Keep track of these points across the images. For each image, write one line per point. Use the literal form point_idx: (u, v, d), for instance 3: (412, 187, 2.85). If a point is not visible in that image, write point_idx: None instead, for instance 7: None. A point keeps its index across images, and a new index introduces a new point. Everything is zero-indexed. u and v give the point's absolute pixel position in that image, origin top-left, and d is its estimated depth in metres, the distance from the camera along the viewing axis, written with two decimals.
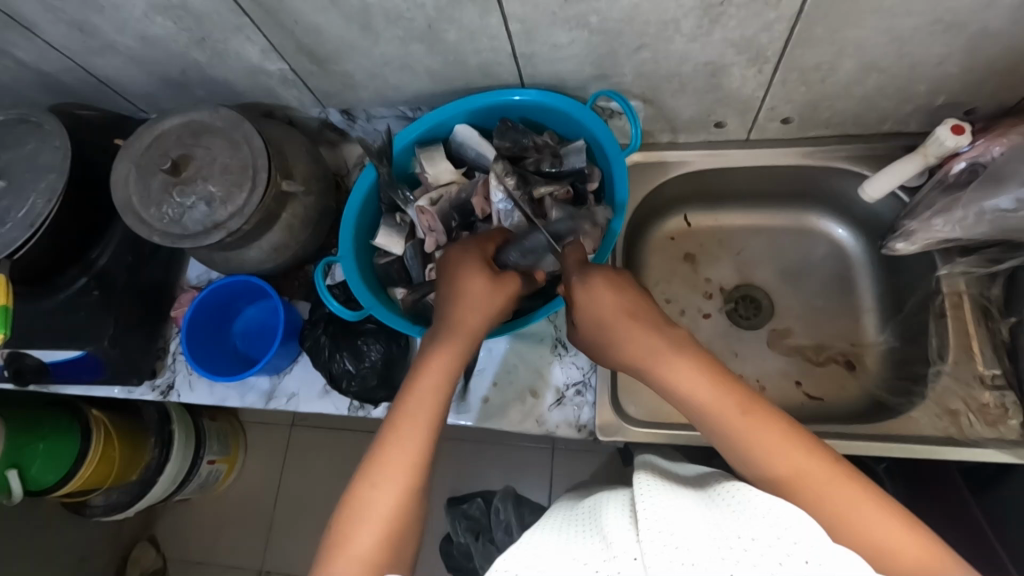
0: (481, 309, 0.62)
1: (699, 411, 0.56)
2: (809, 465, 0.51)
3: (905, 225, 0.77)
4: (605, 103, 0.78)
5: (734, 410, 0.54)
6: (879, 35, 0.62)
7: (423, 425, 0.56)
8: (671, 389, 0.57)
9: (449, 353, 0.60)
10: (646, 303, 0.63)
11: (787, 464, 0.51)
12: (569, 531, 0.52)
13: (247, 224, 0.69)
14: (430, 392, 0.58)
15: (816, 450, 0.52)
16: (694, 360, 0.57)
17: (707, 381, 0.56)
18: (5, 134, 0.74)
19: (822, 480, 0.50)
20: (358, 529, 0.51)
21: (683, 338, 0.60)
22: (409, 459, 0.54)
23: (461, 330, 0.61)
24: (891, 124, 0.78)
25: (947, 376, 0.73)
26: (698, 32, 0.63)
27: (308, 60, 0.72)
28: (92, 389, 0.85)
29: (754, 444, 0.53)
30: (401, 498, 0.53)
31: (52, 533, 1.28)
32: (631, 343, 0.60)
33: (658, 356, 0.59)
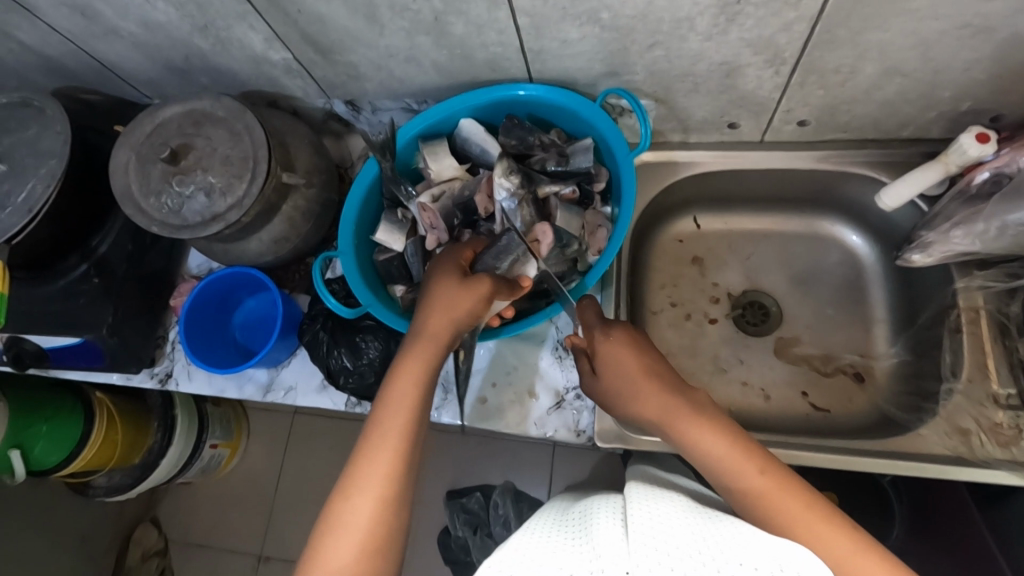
0: (454, 315, 0.61)
1: (717, 470, 0.55)
2: (824, 531, 0.49)
3: (922, 237, 0.74)
4: (616, 100, 0.76)
5: (752, 471, 0.53)
6: (904, 38, 0.60)
7: (399, 431, 0.55)
8: (692, 451, 0.57)
9: (420, 355, 0.59)
10: (665, 366, 0.64)
11: (802, 526, 0.50)
12: (555, 538, 0.50)
13: (247, 217, 0.68)
14: (403, 396, 0.57)
15: (833, 514, 0.50)
16: (713, 421, 0.57)
17: (726, 441, 0.55)
18: (7, 118, 0.73)
19: (838, 548, 0.48)
20: (334, 541, 0.50)
21: (703, 401, 0.60)
22: (384, 467, 0.53)
23: (427, 333, 0.60)
24: (912, 130, 0.75)
25: (959, 395, 0.71)
26: (713, 31, 0.61)
27: (312, 50, 0.71)
28: (91, 375, 0.85)
29: (770, 505, 0.51)
30: (378, 507, 0.51)
31: (54, 512, 1.30)
32: (653, 402, 0.61)
33: (678, 415, 0.59)
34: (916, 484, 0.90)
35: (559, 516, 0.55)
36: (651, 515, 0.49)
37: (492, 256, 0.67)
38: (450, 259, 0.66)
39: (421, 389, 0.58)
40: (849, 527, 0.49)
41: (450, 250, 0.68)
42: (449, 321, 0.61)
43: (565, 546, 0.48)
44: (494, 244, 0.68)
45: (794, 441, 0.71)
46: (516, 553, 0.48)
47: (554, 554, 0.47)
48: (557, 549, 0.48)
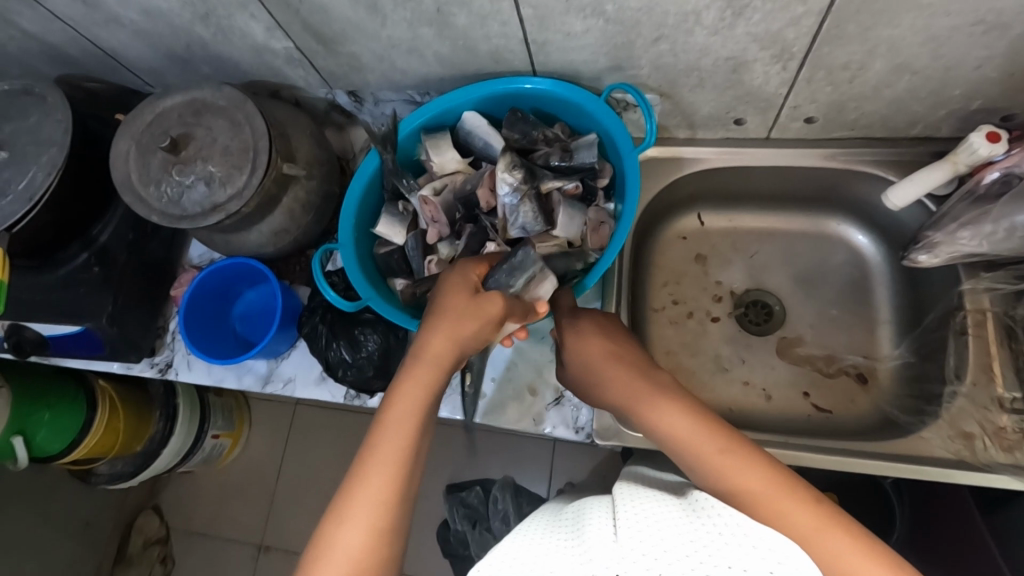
0: (460, 341, 0.59)
1: (679, 448, 0.55)
2: (786, 505, 0.49)
3: (928, 236, 0.73)
4: (621, 95, 0.75)
5: (714, 449, 0.53)
6: (915, 34, 0.59)
7: (397, 460, 0.53)
8: (655, 432, 0.57)
9: (421, 381, 0.57)
10: (634, 347, 0.65)
11: (765, 501, 0.49)
12: (549, 541, 0.49)
13: (247, 208, 0.68)
14: (401, 426, 0.55)
15: (793, 485, 0.50)
16: (676, 400, 0.58)
17: (687, 420, 0.56)
18: (8, 105, 0.73)
19: (800, 522, 0.48)
20: (325, 569, 0.49)
21: (667, 381, 0.60)
22: (379, 497, 0.52)
23: (428, 356, 0.58)
24: (921, 128, 0.74)
25: (962, 398, 0.70)
26: (720, 25, 0.60)
27: (313, 40, 0.70)
28: (92, 363, 0.85)
29: (727, 477, 0.51)
30: (373, 535, 0.50)
31: (57, 498, 1.31)
32: (619, 382, 0.61)
33: (642, 395, 0.59)
34: (919, 487, 0.90)
35: (553, 516, 0.55)
36: (643, 514, 0.48)
37: (506, 271, 0.66)
38: (460, 276, 0.64)
39: (423, 418, 0.56)
40: (813, 500, 0.49)
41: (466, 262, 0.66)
42: (452, 343, 0.59)
43: (557, 549, 0.48)
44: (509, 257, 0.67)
45: (795, 442, 0.70)
46: (511, 558, 0.48)
47: (547, 558, 0.47)
48: (549, 554, 0.47)
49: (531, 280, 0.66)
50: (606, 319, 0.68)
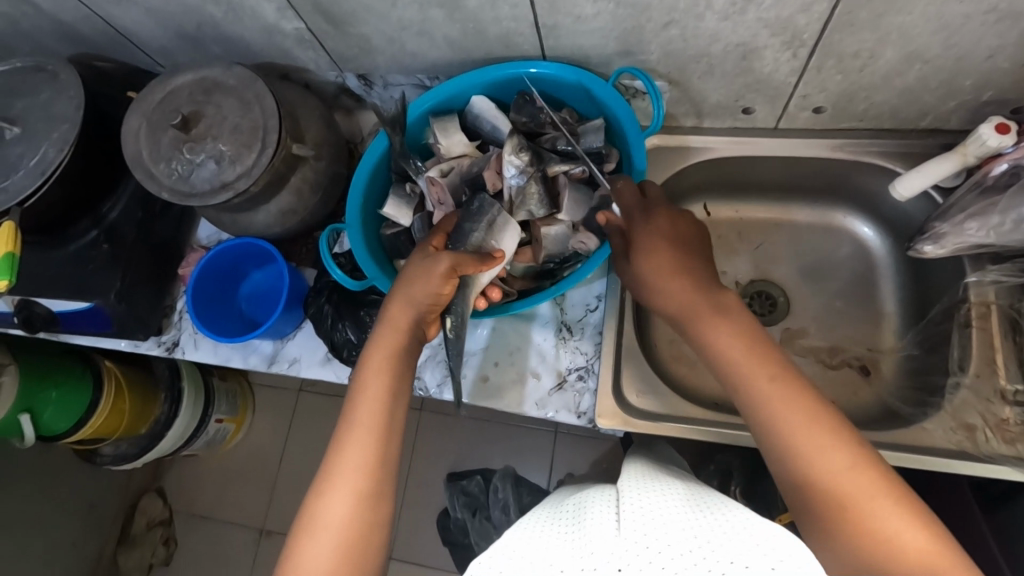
0: (416, 304, 0.61)
1: (735, 372, 0.56)
2: (823, 442, 0.50)
3: (936, 227, 0.72)
4: (630, 82, 0.75)
5: (767, 379, 0.54)
6: (926, 22, 0.58)
7: (371, 428, 0.55)
8: (712, 348, 0.58)
9: (386, 346, 0.60)
10: (698, 259, 0.64)
11: (804, 439, 0.50)
12: (549, 530, 0.51)
13: (256, 186, 0.68)
14: (370, 393, 0.57)
15: (837, 425, 0.51)
16: (737, 325, 0.58)
17: (746, 345, 0.56)
18: (22, 81, 0.74)
19: (835, 461, 0.49)
20: (310, 540, 0.50)
21: (732, 303, 0.60)
22: (356, 466, 0.53)
23: (390, 322, 0.61)
24: (931, 120, 0.74)
25: (966, 389, 0.70)
26: (731, 10, 0.60)
27: (324, 20, 0.71)
28: (101, 341, 0.86)
29: (772, 408, 0.53)
30: (354, 505, 0.52)
31: (61, 477, 1.32)
32: (681, 297, 0.61)
33: (702, 314, 0.59)
34: None
35: (555, 508, 0.55)
36: (647, 509, 0.49)
37: (468, 220, 0.69)
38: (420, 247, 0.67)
39: (392, 386, 0.58)
40: (852, 443, 0.50)
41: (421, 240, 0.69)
42: (412, 307, 0.61)
43: (556, 541, 0.49)
44: (468, 210, 0.69)
45: None
46: (517, 547, 0.49)
47: (542, 547, 0.48)
48: (549, 544, 0.48)
49: (492, 224, 0.69)
50: (679, 226, 0.65)
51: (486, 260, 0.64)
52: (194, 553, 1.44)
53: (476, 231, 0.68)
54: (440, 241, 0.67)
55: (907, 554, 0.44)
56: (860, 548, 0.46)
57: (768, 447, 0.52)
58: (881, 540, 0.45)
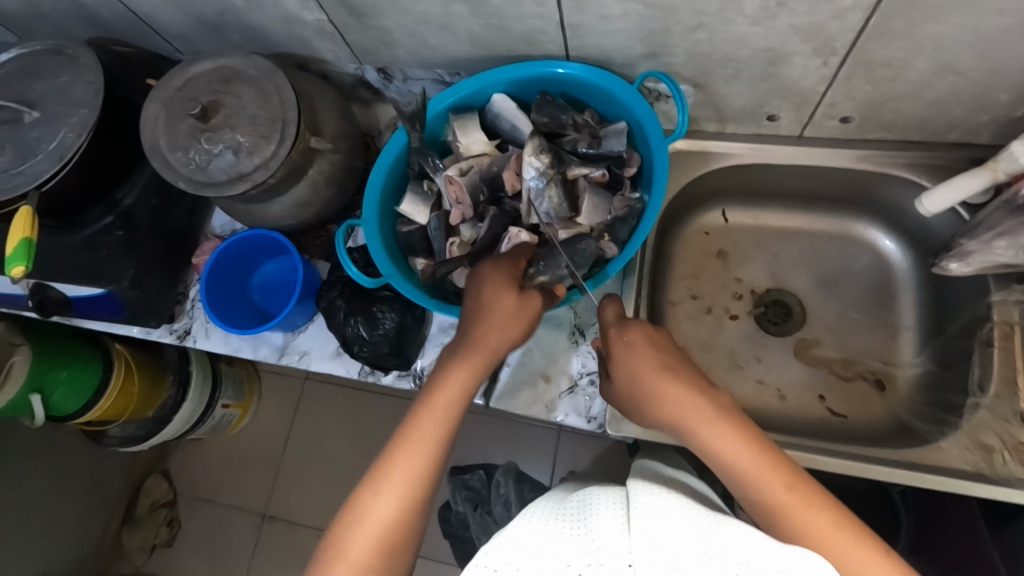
0: (509, 335, 0.61)
1: (748, 485, 0.52)
2: (855, 552, 0.47)
3: (961, 244, 0.72)
4: (653, 84, 0.74)
5: (782, 489, 0.51)
6: (964, 34, 0.57)
7: (435, 439, 0.55)
8: (717, 462, 0.54)
9: (466, 369, 0.58)
10: (680, 358, 0.61)
11: (837, 550, 0.48)
12: (558, 526, 0.49)
13: (273, 178, 0.68)
14: (444, 403, 0.56)
15: (859, 531, 0.49)
16: (738, 427, 0.55)
17: (752, 451, 0.53)
18: (41, 64, 0.74)
19: (873, 573, 0.47)
20: (357, 533, 0.50)
21: (726, 405, 0.57)
22: (416, 472, 0.53)
23: (481, 347, 0.59)
24: (960, 133, 0.73)
25: (983, 410, 0.70)
26: (762, 15, 0.58)
27: (347, 12, 0.70)
28: (111, 326, 0.86)
29: (793, 519, 0.50)
30: (403, 507, 0.51)
31: (67, 456, 1.33)
32: (677, 403, 0.57)
33: (703, 421, 0.56)
34: (928, 498, 0.89)
35: (558, 502, 0.55)
36: (656, 507, 0.48)
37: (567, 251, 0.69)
38: (506, 265, 0.65)
39: (463, 399, 0.57)
40: (882, 552, 0.48)
41: (505, 257, 0.67)
42: (506, 339, 0.61)
43: (563, 538, 0.48)
44: (570, 247, 0.69)
45: (809, 445, 0.70)
46: (516, 541, 0.48)
47: (553, 545, 0.47)
48: (556, 537, 0.48)
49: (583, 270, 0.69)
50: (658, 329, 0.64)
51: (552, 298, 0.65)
52: (197, 535, 1.45)
53: (568, 264, 0.68)
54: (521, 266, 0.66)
55: None
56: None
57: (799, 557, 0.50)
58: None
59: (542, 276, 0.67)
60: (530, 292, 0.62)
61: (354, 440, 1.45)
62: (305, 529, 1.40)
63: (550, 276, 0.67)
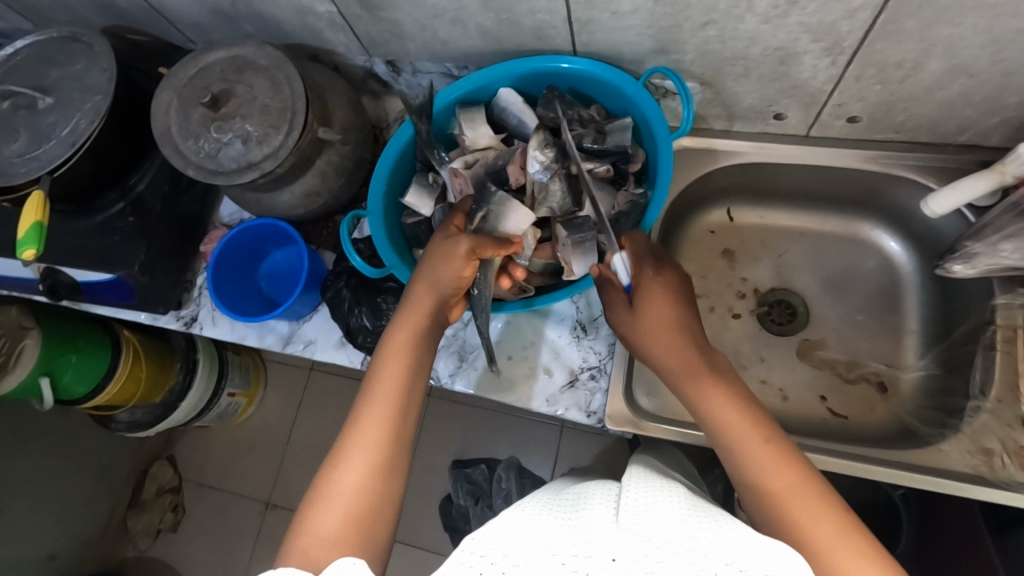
0: (439, 286, 0.62)
1: (724, 435, 0.54)
2: (810, 510, 0.47)
3: (967, 246, 0.71)
4: (660, 81, 0.74)
5: (758, 440, 0.52)
6: (975, 34, 0.57)
7: (389, 407, 0.55)
8: (702, 411, 0.56)
9: (408, 327, 0.60)
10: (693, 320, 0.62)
11: (782, 493, 0.49)
12: (551, 515, 0.50)
13: (281, 168, 0.68)
14: (394, 370, 0.57)
15: (807, 481, 0.49)
16: (730, 388, 0.56)
17: (734, 409, 0.55)
18: (57, 51, 0.75)
19: (824, 530, 0.46)
20: (321, 509, 0.50)
21: (727, 369, 0.58)
22: (374, 440, 0.53)
23: (413, 304, 0.62)
24: (970, 135, 0.72)
25: (986, 413, 0.69)
26: (772, 13, 0.58)
27: (358, 5, 0.70)
28: (120, 312, 0.87)
29: (756, 468, 0.51)
30: (366, 479, 0.51)
31: (76, 439, 1.35)
32: (673, 354, 0.59)
33: (696, 373, 0.58)
34: (931, 504, 0.88)
35: (553, 496, 0.56)
36: (647, 503, 0.49)
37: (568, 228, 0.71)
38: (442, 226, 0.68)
39: (412, 365, 0.58)
40: (824, 500, 0.48)
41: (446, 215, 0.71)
42: (435, 290, 0.62)
43: (555, 526, 0.48)
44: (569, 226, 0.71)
45: (809, 444, 0.70)
46: (506, 532, 0.47)
47: (544, 532, 0.47)
48: (549, 527, 0.48)
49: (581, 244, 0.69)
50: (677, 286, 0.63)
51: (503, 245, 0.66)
52: (201, 522, 1.47)
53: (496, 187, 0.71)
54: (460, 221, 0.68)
55: None
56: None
57: (750, 503, 0.51)
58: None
59: (479, 211, 0.69)
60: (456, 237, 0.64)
61: None
62: None
63: (490, 208, 0.70)
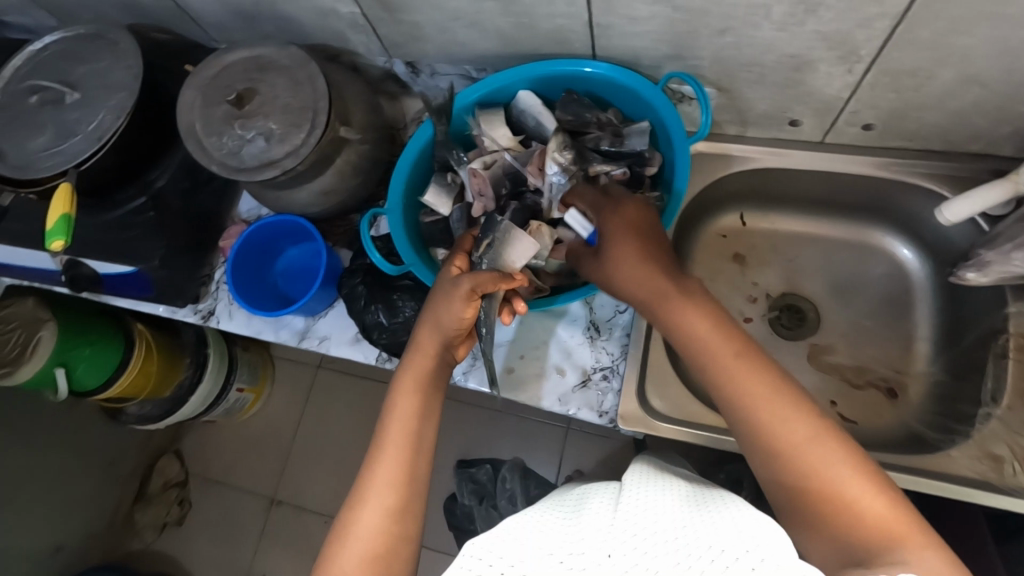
0: (443, 329, 0.62)
1: (697, 350, 0.56)
2: (782, 412, 0.51)
3: (980, 254, 0.72)
4: (678, 86, 0.75)
5: (727, 350, 0.54)
6: (990, 45, 0.57)
7: (402, 451, 0.56)
8: (671, 327, 0.58)
9: (418, 370, 0.61)
10: (664, 246, 0.64)
11: (773, 414, 0.51)
12: (553, 518, 0.51)
13: (302, 166, 0.69)
14: (404, 416, 0.58)
15: (775, 381, 0.52)
16: (697, 301, 0.58)
17: (715, 328, 0.56)
18: (83, 48, 0.77)
19: (796, 428, 0.50)
20: (344, 552, 0.51)
21: (693, 285, 0.60)
22: (390, 482, 0.54)
23: (424, 350, 0.62)
24: (982, 144, 0.73)
25: (995, 420, 0.70)
26: (789, 21, 0.59)
27: (380, 7, 0.72)
28: (139, 305, 0.89)
29: (733, 380, 0.53)
30: (386, 519, 0.53)
31: (84, 432, 1.36)
32: (640, 276, 0.61)
33: (664, 292, 0.59)
34: None
35: (556, 499, 0.56)
36: (638, 504, 0.49)
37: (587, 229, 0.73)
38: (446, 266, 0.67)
39: (422, 407, 0.59)
40: (792, 400, 0.51)
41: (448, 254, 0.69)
42: (442, 336, 0.62)
43: (556, 529, 0.49)
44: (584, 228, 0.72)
45: None
46: (509, 536, 0.48)
47: (546, 534, 0.48)
48: (550, 527, 0.49)
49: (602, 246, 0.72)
50: (642, 210, 0.66)
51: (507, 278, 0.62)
52: (206, 516, 1.48)
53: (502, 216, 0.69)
54: (462, 260, 0.66)
55: (869, 521, 0.46)
56: (828, 517, 0.47)
57: (737, 423, 0.53)
58: (852, 510, 0.46)
59: (485, 241, 0.68)
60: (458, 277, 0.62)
61: (364, 429, 1.47)
62: (313, 515, 1.43)
63: (495, 236, 0.68)
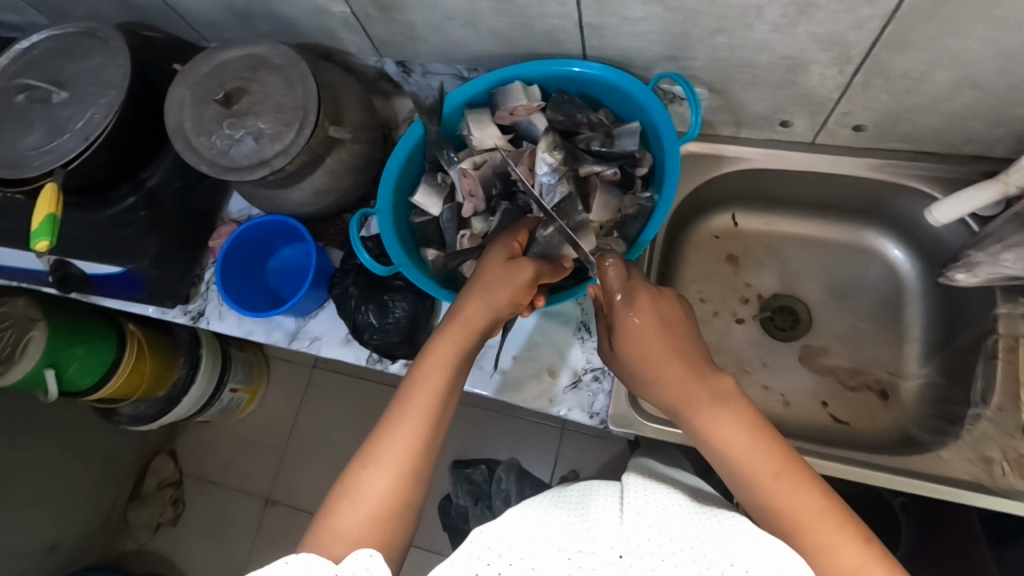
0: (493, 306, 0.61)
1: (736, 469, 0.53)
2: (834, 538, 0.48)
3: (970, 255, 0.72)
4: (668, 86, 0.75)
5: (768, 471, 0.52)
6: (983, 46, 0.57)
7: (416, 425, 0.55)
8: (708, 442, 0.55)
9: (451, 342, 0.59)
10: (696, 345, 0.60)
11: (811, 531, 0.48)
12: (559, 514, 0.50)
13: (292, 165, 0.69)
14: (430, 388, 0.57)
15: (824, 498, 0.50)
16: (735, 411, 0.55)
17: (753, 444, 0.53)
18: (74, 46, 0.76)
19: (846, 557, 0.47)
20: (347, 510, 0.51)
21: (729, 388, 0.56)
22: (403, 451, 0.54)
23: (462, 323, 0.60)
24: (975, 146, 0.73)
25: (986, 421, 0.70)
26: (781, 22, 0.59)
27: (372, 6, 0.72)
28: (127, 305, 0.88)
29: (775, 501, 0.50)
30: (394, 488, 0.52)
31: (77, 431, 1.36)
32: (670, 383, 0.58)
33: (697, 402, 0.56)
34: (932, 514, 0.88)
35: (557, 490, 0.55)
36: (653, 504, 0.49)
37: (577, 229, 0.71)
38: (505, 238, 0.66)
39: (449, 380, 0.58)
40: (841, 523, 0.48)
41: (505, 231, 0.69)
42: (490, 315, 0.61)
43: (563, 527, 0.48)
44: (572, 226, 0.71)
45: (812, 448, 0.71)
46: (518, 528, 0.47)
47: (551, 531, 0.47)
48: (556, 523, 0.48)
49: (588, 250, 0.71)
50: (661, 293, 0.62)
51: (558, 270, 0.65)
52: (201, 516, 1.47)
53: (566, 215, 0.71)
54: (524, 236, 0.66)
55: None
56: None
57: None
58: None
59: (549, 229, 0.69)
60: (517, 261, 0.62)
61: (360, 429, 1.47)
62: (308, 515, 1.42)
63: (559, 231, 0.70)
